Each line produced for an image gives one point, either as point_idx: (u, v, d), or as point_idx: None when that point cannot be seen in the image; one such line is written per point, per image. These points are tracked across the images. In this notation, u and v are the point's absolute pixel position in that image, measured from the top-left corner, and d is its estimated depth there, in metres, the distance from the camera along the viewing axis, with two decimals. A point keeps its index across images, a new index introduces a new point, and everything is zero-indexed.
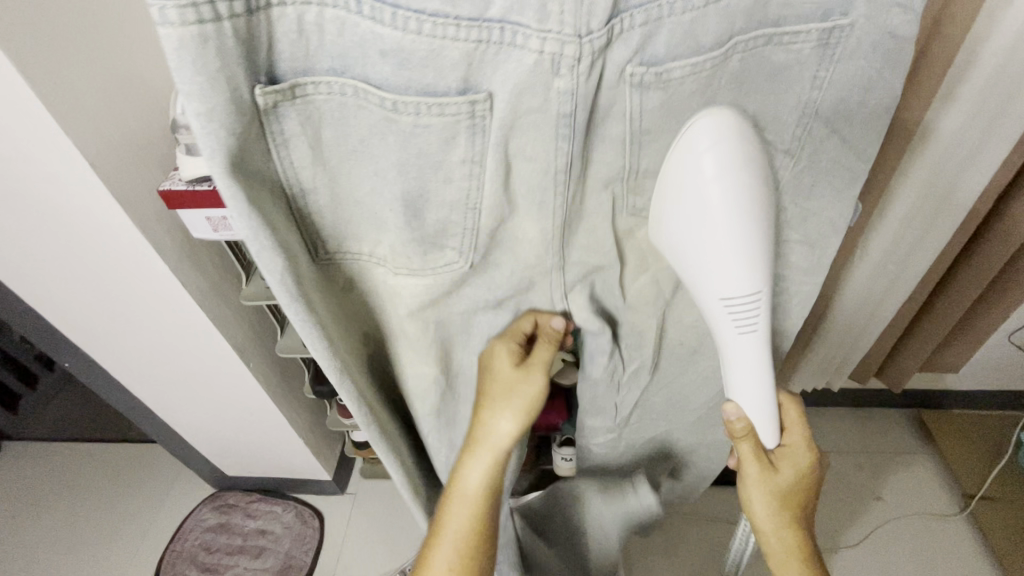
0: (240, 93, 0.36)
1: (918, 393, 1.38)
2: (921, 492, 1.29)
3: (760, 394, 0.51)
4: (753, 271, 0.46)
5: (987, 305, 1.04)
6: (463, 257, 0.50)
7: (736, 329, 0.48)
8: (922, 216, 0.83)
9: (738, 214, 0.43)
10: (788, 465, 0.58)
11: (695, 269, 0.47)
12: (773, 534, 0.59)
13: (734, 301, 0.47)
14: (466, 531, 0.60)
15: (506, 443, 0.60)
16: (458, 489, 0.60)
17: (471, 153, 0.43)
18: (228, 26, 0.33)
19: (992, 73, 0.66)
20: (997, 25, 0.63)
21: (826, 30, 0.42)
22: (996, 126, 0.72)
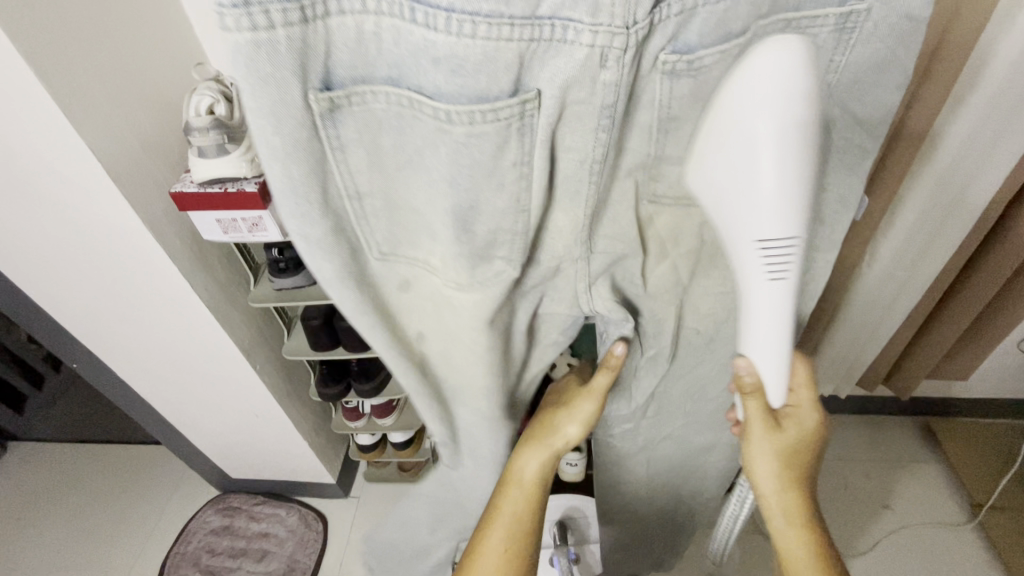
0: (290, 92, 0.37)
1: (926, 400, 1.37)
2: (930, 501, 1.28)
3: (776, 352, 0.46)
4: (788, 211, 0.40)
5: (998, 312, 1.03)
6: (512, 264, 0.49)
7: (766, 275, 0.43)
8: (930, 223, 0.83)
9: (785, 154, 0.38)
10: (793, 426, 0.54)
11: (731, 209, 0.42)
12: (776, 498, 0.54)
13: (769, 245, 0.42)
14: (512, 529, 0.57)
15: (567, 445, 0.61)
16: (511, 485, 0.59)
17: (522, 155, 0.42)
18: (281, 34, 0.34)
19: (1003, 77, 0.66)
20: (1008, 30, 0.63)
21: (843, 16, 0.41)
22: (1007, 131, 0.71)
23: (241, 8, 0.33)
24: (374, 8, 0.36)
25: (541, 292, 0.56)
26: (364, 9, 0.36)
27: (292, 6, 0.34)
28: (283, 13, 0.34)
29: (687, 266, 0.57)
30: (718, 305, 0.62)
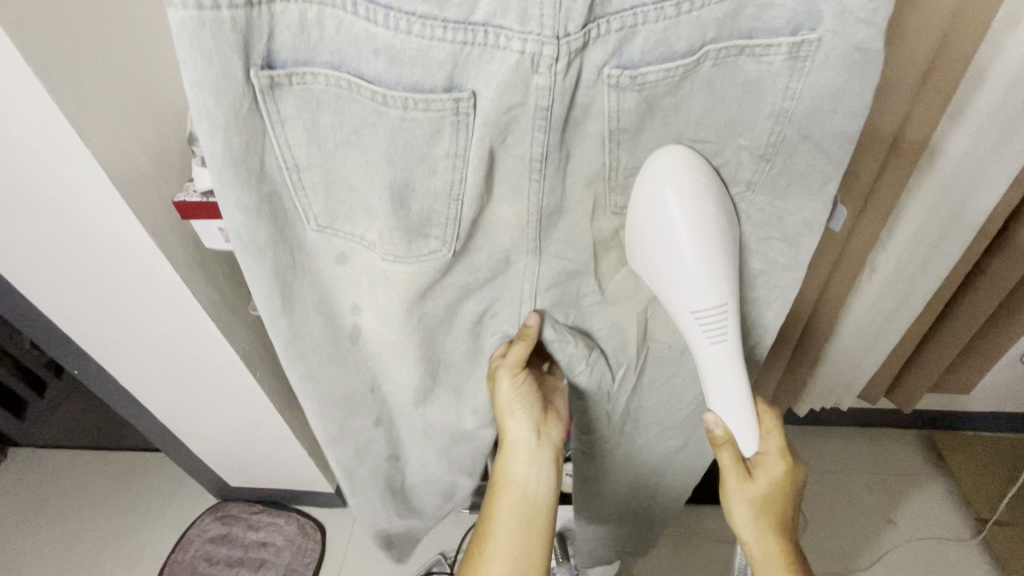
0: (230, 69, 0.38)
1: (929, 413, 1.36)
2: (933, 515, 1.27)
3: (734, 399, 0.53)
4: (716, 285, 0.49)
5: (999, 325, 1.03)
6: (447, 247, 0.50)
7: (707, 340, 0.51)
8: (931, 235, 0.83)
9: (700, 240, 0.48)
10: (763, 472, 0.55)
11: (669, 289, 0.50)
12: (760, 541, 0.55)
13: (704, 317, 0.50)
14: (514, 535, 0.58)
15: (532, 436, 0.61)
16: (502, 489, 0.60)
17: (454, 148, 0.44)
18: (226, 14, 0.36)
19: (1002, 93, 0.67)
20: (1005, 46, 0.64)
21: (796, 44, 0.43)
22: (1006, 145, 0.72)
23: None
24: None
25: (495, 285, 0.57)
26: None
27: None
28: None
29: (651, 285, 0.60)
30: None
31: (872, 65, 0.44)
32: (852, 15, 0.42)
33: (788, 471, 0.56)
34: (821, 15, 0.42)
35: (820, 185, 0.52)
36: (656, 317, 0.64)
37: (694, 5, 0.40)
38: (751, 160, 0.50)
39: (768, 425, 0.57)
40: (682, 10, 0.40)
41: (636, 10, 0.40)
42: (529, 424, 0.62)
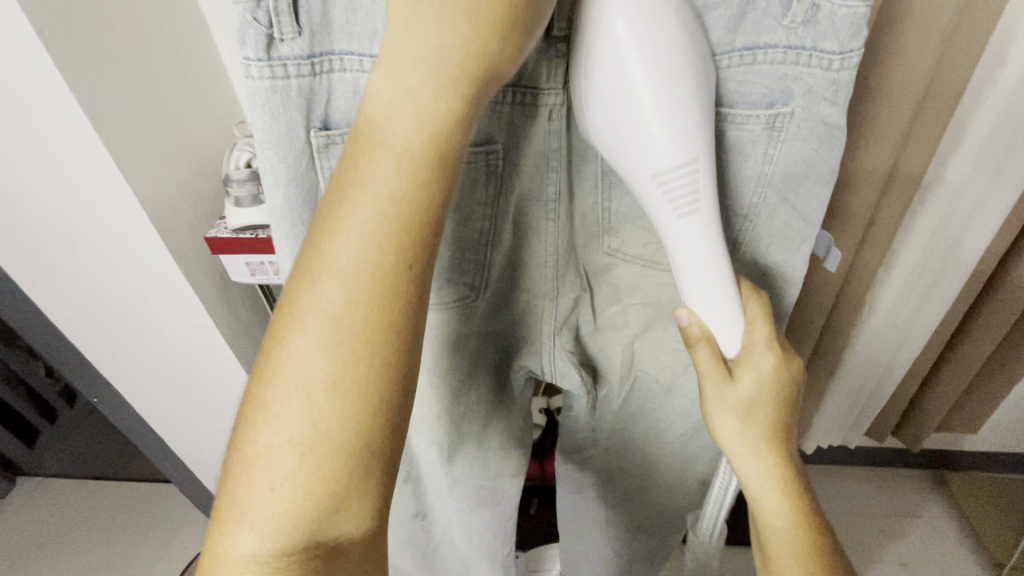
0: (292, 129, 0.42)
1: (937, 453, 1.35)
2: (946, 558, 1.24)
3: (713, 283, 0.47)
4: (681, 135, 0.40)
5: (1001, 365, 1.04)
6: (475, 290, 0.54)
7: (675, 212, 0.43)
8: (926, 274, 0.86)
9: (654, 77, 0.38)
10: (750, 372, 0.47)
11: (627, 146, 0.41)
12: (754, 458, 0.48)
13: (672, 176, 0.41)
14: (295, 489, 0.32)
15: (377, 274, 0.32)
16: (306, 329, 0.32)
17: (488, 197, 0.48)
18: (294, 83, 0.41)
19: (985, 139, 0.71)
20: (985, 98, 0.69)
21: (772, 116, 0.47)
22: (993, 186, 0.76)
23: (264, 61, 0.39)
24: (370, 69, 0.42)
25: (507, 319, 0.61)
26: (362, 70, 0.42)
27: (305, 63, 0.40)
28: (297, 67, 0.40)
29: (637, 321, 0.62)
30: (674, 360, 0.65)
31: (836, 136, 0.48)
32: (818, 93, 0.46)
33: (778, 366, 0.47)
34: (791, 93, 0.46)
35: (797, 244, 0.55)
36: (643, 351, 0.66)
37: None
38: (733, 219, 0.54)
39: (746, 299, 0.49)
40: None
41: None
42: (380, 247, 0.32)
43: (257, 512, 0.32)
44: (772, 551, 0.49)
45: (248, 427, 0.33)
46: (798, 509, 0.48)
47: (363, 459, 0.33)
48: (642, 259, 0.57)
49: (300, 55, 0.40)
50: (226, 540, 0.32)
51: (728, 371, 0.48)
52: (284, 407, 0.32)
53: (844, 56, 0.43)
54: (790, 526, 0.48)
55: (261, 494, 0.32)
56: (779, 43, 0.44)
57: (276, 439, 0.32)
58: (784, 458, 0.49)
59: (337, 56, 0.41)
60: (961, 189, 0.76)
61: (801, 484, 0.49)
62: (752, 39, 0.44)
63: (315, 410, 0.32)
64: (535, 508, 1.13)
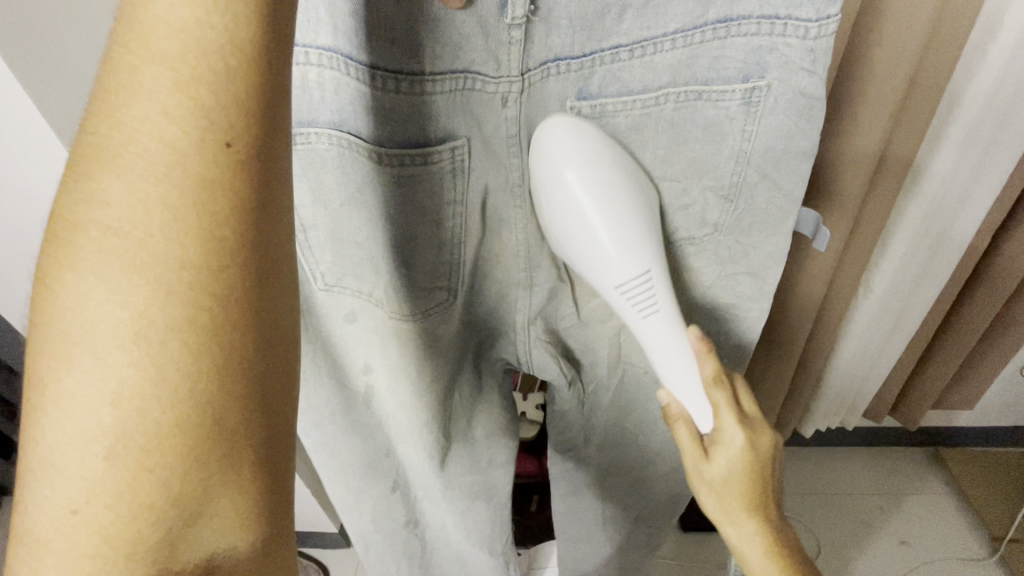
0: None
1: (935, 430, 1.35)
2: (947, 533, 1.25)
3: (686, 367, 0.49)
4: (631, 250, 0.46)
5: (996, 341, 1.03)
6: (455, 292, 0.53)
7: (639, 314, 0.48)
8: (919, 254, 0.85)
9: (600, 207, 0.44)
10: (722, 453, 0.50)
11: (589, 264, 0.46)
12: (733, 529, 0.52)
13: (631, 286, 0.46)
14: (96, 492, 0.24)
15: (163, 163, 0.23)
16: (78, 261, 0.23)
17: (455, 195, 0.46)
18: None
19: (977, 114, 0.70)
20: (975, 74, 0.67)
21: (748, 90, 0.45)
22: (985, 161, 0.74)
23: None
24: (313, 61, 0.37)
25: (491, 315, 0.59)
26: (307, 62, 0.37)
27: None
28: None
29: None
30: None
31: (817, 107, 0.45)
32: (794, 63, 0.43)
33: (749, 445, 0.49)
34: (766, 65, 0.44)
35: (780, 221, 0.53)
36: (630, 343, 0.64)
37: (648, 50, 0.42)
38: (715, 202, 0.52)
39: (709, 378, 0.50)
40: (635, 55, 0.43)
41: (591, 56, 0.42)
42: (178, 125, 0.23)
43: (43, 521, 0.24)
44: None
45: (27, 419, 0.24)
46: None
47: (200, 446, 0.25)
48: None
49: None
50: (20, 549, 0.25)
51: (704, 450, 0.50)
52: (64, 374, 0.23)
53: (820, 24, 0.41)
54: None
55: (62, 510, 0.24)
56: (753, 13, 0.42)
57: (60, 407, 0.23)
58: (767, 529, 0.52)
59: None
60: (955, 170, 0.75)
61: (789, 553, 0.52)
62: (726, 11, 0.41)
63: (118, 377, 0.23)
64: (536, 506, 1.11)
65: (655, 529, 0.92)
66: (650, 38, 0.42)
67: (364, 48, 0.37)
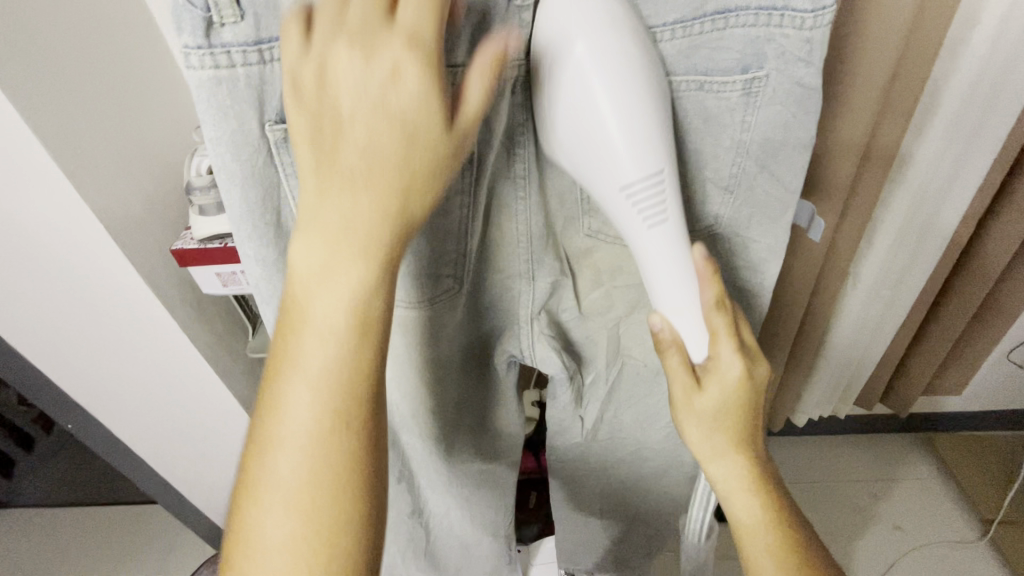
0: (241, 124, 0.37)
1: (926, 417, 1.37)
2: (939, 517, 1.27)
3: (687, 291, 0.46)
4: (643, 146, 0.39)
5: (984, 327, 1.05)
6: (460, 283, 0.52)
7: (645, 223, 0.42)
8: (908, 243, 0.87)
9: (611, 89, 0.38)
10: (717, 382, 0.48)
11: (591, 162, 0.41)
12: (718, 462, 0.52)
13: (637, 189, 0.41)
14: (313, 498, 0.33)
15: (354, 271, 0.33)
16: (302, 341, 0.34)
17: (464, 186, 0.46)
18: (242, 72, 0.35)
19: (961, 103, 0.71)
20: (958, 64, 0.68)
21: (747, 82, 0.45)
22: (970, 149, 0.76)
23: (205, 49, 0.34)
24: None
25: (496, 307, 0.59)
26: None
27: (251, 49, 0.34)
28: (243, 54, 0.34)
29: (623, 303, 0.62)
30: None
31: (814, 97, 0.46)
32: (791, 54, 0.44)
33: (745, 377, 0.48)
34: (765, 56, 0.44)
35: (780, 213, 0.54)
36: (628, 336, 0.65)
37: (645, 42, 0.44)
38: (715, 193, 0.53)
39: (709, 304, 0.47)
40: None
41: None
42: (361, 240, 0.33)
43: (290, 461, 0.33)
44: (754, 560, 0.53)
45: (264, 448, 0.34)
46: (763, 505, 0.53)
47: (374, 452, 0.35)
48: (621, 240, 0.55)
49: (245, 42, 0.34)
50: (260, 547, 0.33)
51: (697, 379, 0.49)
52: (310, 350, 0.33)
53: (816, 14, 0.42)
54: (757, 522, 0.53)
55: (285, 512, 0.33)
56: (751, 5, 0.42)
57: (288, 439, 0.33)
58: (750, 460, 0.52)
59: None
60: (939, 158, 0.77)
61: (769, 484, 0.53)
62: (722, 3, 0.43)
63: (325, 419, 0.33)
64: (534, 501, 1.11)
65: (659, 525, 0.92)
66: (651, 28, 0.43)
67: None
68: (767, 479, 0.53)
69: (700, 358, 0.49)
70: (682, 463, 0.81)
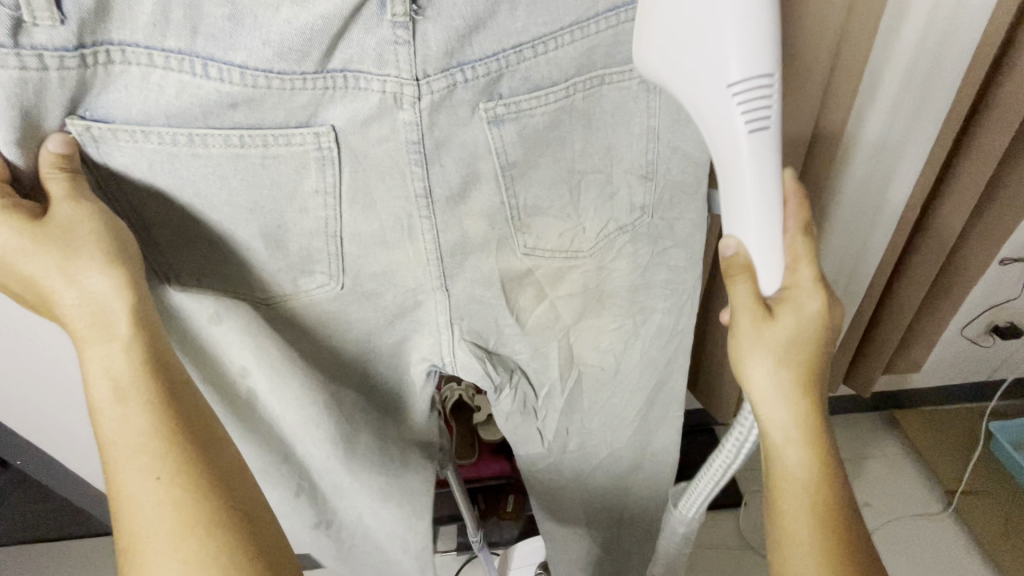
0: (43, 120, 0.38)
1: (891, 396, 1.41)
2: (905, 493, 1.31)
3: (766, 211, 0.46)
4: (756, 46, 0.40)
5: (936, 305, 1.09)
6: (334, 279, 0.52)
7: (747, 124, 0.42)
8: (862, 225, 0.89)
9: None
10: (792, 312, 0.48)
11: (699, 52, 0.40)
12: (780, 407, 0.48)
13: (743, 89, 0.41)
14: (167, 518, 0.36)
15: (82, 338, 0.38)
16: (98, 415, 0.37)
17: (323, 184, 0.46)
18: (54, 75, 0.36)
19: (900, 85, 0.74)
20: (891, 53, 0.72)
21: (620, 72, 0.48)
22: (914, 130, 0.78)
23: (11, 49, 0.35)
24: (162, 63, 0.38)
25: (406, 321, 0.57)
26: (151, 64, 0.38)
27: (70, 54, 0.36)
28: (59, 58, 0.36)
29: (568, 313, 0.62)
30: (614, 341, 0.67)
31: None
32: None
33: (822, 309, 0.48)
34: None
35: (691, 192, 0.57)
36: (580, 339, 0.66)
37: (550, 48, 0.44)
38: (636, 182, 0.55)
39: (790, 230, 0.49)
40: (538, 52, 0.44)
41: (498, 56, 0.44)
42: (74, 295, 0.38)
43: (145, 504, 0.36)
44: (785, 508, 0.49)
45: (123, 509, 0.37)
46: (819, 461, 0.48)
47: (199, 462, 0.38)
48: (563, 249, 0.57)
49: (62, 45, 0.36)
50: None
51: (769, 309, 0.48)
52: (108, 419, 0.37)
53: None
54: (810, 479, 0.48)
55: (160, 544, 0.36)
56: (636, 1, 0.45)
57: (134, 491, 0.36)
58: (811, 408, 0.49)
59: (115, 47, 0.38)
60: (885, 137, 0.79)
61: (827, 442, 0.49)
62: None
63: (145, 457, 0.36)
64: (512, 505, 1.11)
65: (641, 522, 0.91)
66: (549, 32, 0.44)
67: (232, 48, 0.39)
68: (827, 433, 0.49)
69: (770, 286, 0.49)
70: (652, 457, 0.81)
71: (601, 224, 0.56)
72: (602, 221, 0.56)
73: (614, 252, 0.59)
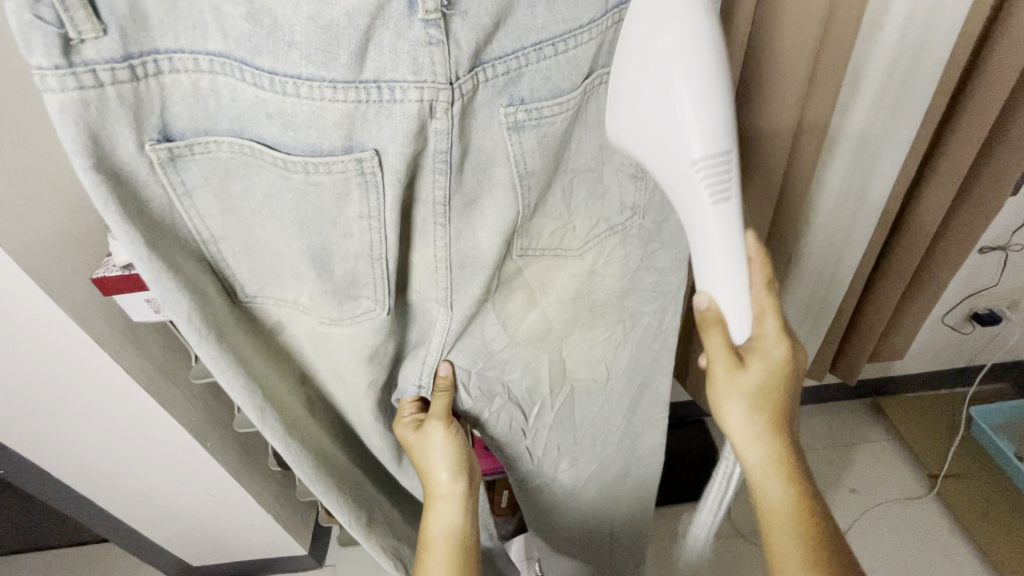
0: (113, 143, 0.37)
1: (878, 382, 1.44)
2: (889, 476, 1.34)
3: (737, 278, 0.47)
4: (712, 130, 0.41)
5: (915, 295, 1.11)
6: (380, 304, 0.50)
7: (710, 199, 0.43)
8: (844, 213, 0.90)
9: (691, 80, 0.39)
10: (760, 360, 0.50)
11: (658, 138, 0.42)
12: (753, 447, 0.51)
13: (705, 167, 0.41)
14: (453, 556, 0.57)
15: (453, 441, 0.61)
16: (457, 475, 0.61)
17: (366, 210, 0.44)
18: (111, 91, 0.35)
19: (883, 75, 0.75)
20: (875, 45, 0.73)
21: None
22: (891, 127, 0.80)
23: (65, 69, 0.33)
24: (208, 68, 0.37)
25: (414, 322, 0.56)
26: (198, 69, 0.37)
27: (120, 65, 0.34)
28: (111, 72, 0.34)
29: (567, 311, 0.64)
30: (612, 331, 0.68)
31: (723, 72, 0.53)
32: None
33: (787, 356, 0.51)
34: None
35: None
36: (571, 354, 0.68)
37: (569, 47, 0.45)
38: (627, 181, 0.57)
39: (756, 286, 0.51)
40: (559, 50, 0.45)
41: (517, 55, 0.44)
42: (457, 435, 0.62)
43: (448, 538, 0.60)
44: (776, 548, 0.50)
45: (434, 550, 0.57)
46: (798, 494, 0.51)
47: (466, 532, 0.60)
48: (551, 249, 0.58)
49: (111, 57, 0.34)
50: None
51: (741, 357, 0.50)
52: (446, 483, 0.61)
53: None
54: (793, 520, 0.50)
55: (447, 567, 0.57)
56: None
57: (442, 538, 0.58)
58: (785, 446, 0.52)
59: (163, 55, 0.36)
60: (869, 127, 0.80)
61: (804, 480, 0.51)
62: None
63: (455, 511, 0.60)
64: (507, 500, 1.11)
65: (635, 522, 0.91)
66: (569, 30, 0.45)
67: (258, 53, 0.37)
68: (801, 470, 0.51)
69: (740, 339, 0.50)
70: (640, 461, 0.83)
71: (592, 225, 0.58)
72: (593, 222, 0.58)
73: (605, 249, 0.61)
